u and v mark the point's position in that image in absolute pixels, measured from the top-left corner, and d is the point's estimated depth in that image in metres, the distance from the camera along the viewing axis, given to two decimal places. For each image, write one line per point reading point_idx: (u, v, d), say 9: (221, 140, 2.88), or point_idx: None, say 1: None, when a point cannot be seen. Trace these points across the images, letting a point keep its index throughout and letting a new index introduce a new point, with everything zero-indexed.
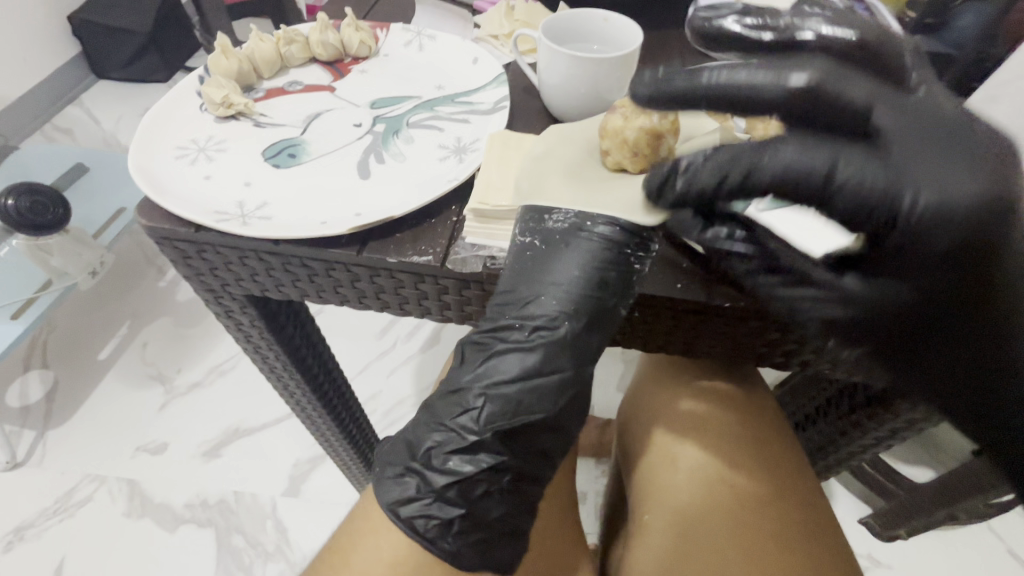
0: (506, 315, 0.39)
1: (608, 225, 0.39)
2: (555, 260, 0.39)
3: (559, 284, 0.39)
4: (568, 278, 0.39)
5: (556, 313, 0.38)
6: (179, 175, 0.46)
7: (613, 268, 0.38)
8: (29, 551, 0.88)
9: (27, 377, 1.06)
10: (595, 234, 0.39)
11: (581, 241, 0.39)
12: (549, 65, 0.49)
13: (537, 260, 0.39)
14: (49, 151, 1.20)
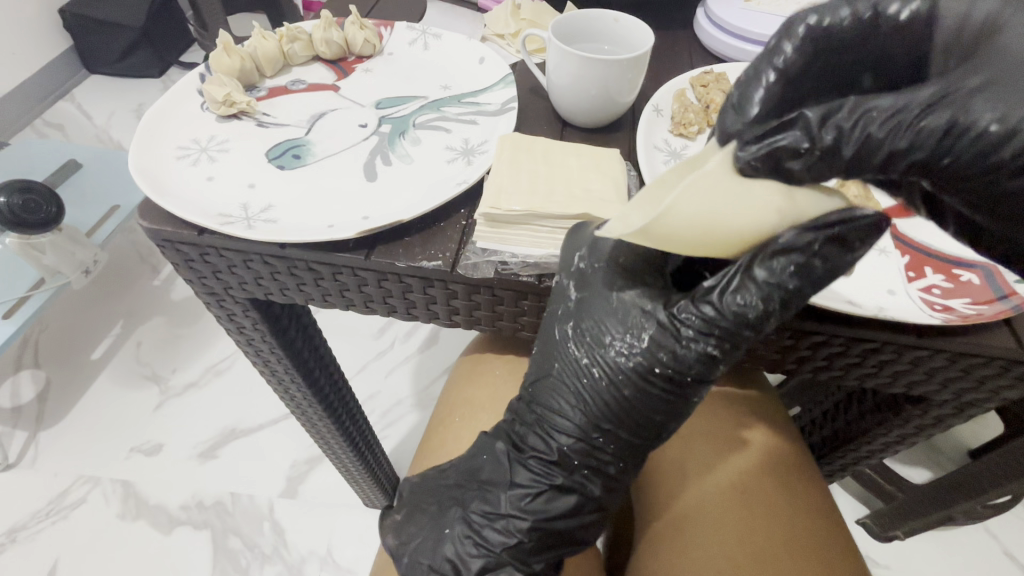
0: (541, 429, 0.39)
1: (662, 371, 0.34)
2: (605, 396, 0.36)
3: (595, 420, 0.37)
4: (606, 412, 0.36)
5: (582, 438, 0.37)
6: (181, 176, 0.45)
7: (656, 412, 0.36)
8: (21, 553, 0.86)
9: (18, 377, 1.04)
10: (645, 377, 0.35)
11: (631, 383, 0.35)
12: (559, 66, 0.48)
13: (589, 389, 0.36)
14: (41, 147, 1.18)
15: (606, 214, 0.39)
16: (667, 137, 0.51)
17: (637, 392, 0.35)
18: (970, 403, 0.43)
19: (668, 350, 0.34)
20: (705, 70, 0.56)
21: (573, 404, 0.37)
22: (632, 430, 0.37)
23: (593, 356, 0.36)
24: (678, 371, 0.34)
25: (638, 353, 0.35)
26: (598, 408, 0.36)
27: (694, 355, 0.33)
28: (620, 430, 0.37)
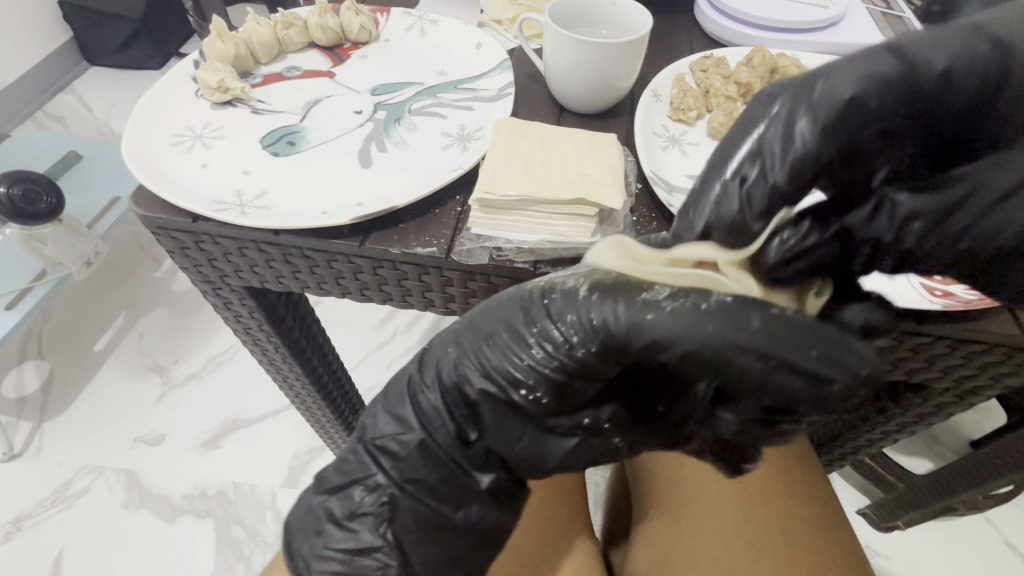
0: (437, 351, 0.38)
1: (560, 328, 0.32)
2: (499, 327, 0.34)
3: (482, 353, 0.35)
4: (496, 353, 0.34)
5: (463, 370, 0.36)
6: (175, 163, 0.44)
7: (541, 370, 0.33)
8: (28, 542, 0.87)
9: (22, 368, 1.05)
10: (544, 331, 0.33)
11: (529, 326, 0.33)
12: (556, 51, 0.47)
13: (487, 312, 0.36)
14: (41, 138, 1.18)
15: (601, 199, 0.38)
16: (666, 123, 0.50)
17: (517, 339, 0.34)
18: (970, 391, 0.43)
19: (577, 314, 0.32)
20: (706, 55, 0.56)
21: (464, 338, 0.36)
22: (499, 386, 0.34)
23: (511, 294, 0.36)
24: (557, 335, 0.32)
25: (541, 296, 0.34)
26: (482, 346, 0.35)
27: (573, 319, 0.32)
28: (492, 382, 0.35)
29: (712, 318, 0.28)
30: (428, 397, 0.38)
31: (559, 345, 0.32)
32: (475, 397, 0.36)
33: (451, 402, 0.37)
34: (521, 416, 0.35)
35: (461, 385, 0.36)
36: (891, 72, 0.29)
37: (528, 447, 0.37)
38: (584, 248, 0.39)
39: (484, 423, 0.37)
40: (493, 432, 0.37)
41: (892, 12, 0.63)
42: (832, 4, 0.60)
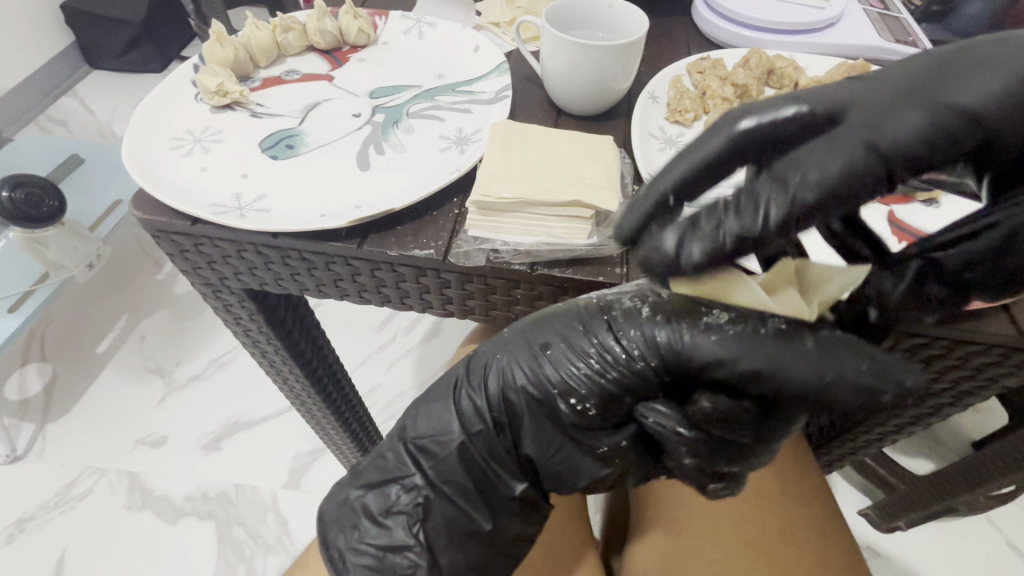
0: (486, 360, 0.39)
1: (617, 341, 0.34)
2: (554, 338, 0.36)
3: (534, 364, 0.36)
4: (548, 364, 0.36)
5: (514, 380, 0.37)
6: (174, 166, 0.45)
7: (591, 381, 0.34)
8: (30, 543, 0.88)
9: (25, 370, 1.05)
10: (601, 343, 0.34)
11: (586, 338, 0.35)
12: (553, 53, 0.47)
13: (540, 324, 0.37)
14: (43, 141, 1.18)
15: (597, 201, 0.38)
16: (663, 125, 0.51)
17: (577, 347, 0.35)
18: (967, 391, 0.43)
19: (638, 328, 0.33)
20: (703, 56, 0.56)
21: (513, 345, 0.38)
22: (553, 392, 0.35)
23: (567, 308, 0.37)
24: (619, 348, 0.34)
25: (601, 309, 0.35)
26: (538, 356, 0.36)
27: (635, 335, 0.33)
28: (546, 389, 0.36)
29: (772, 343, 0.29)
30: (470, 397, 0.39)
31: (618, 359, 0.34)
32: (523, 400, 0.37)
33: (486, 405, 0.38)
34: (557, 425, 0.37)
35: (513, 387, 0.37)
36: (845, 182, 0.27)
37: (556, 460, 0.38)
38: (580, 250, 0.39)
39: (516, 428, 0.38)
40: (528, 438, 0.38)
41: (889, 12, 0.63)
42: (829, 4, 0.60)
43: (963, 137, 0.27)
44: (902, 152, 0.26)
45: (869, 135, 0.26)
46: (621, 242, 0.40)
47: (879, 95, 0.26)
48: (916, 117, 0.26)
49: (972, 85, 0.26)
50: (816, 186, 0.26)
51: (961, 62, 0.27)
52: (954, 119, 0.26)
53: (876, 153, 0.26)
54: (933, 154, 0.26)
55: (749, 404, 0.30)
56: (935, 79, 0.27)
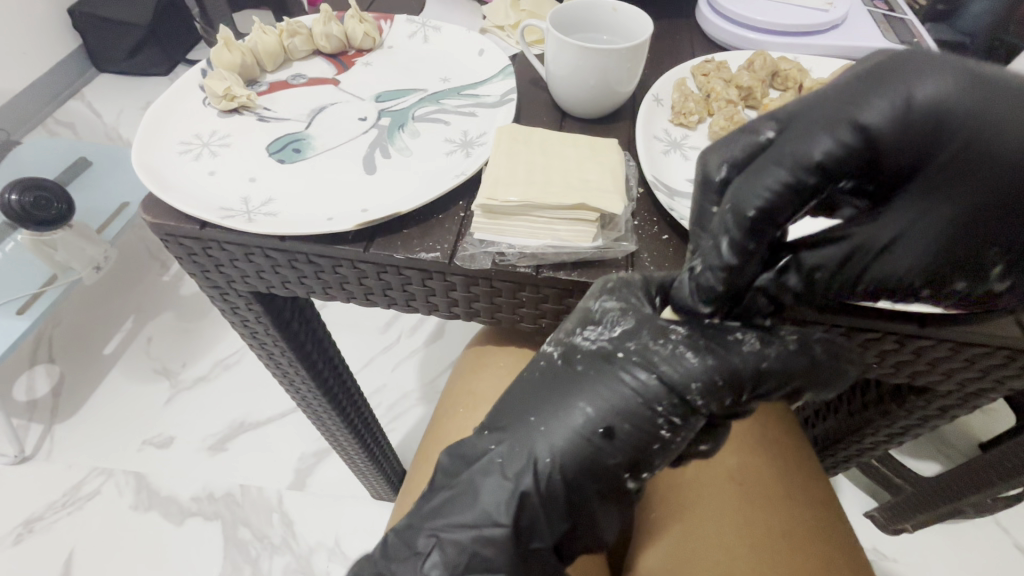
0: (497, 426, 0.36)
1: (643, 373, 0.34)
2: (572, 388, 0.35)
3: (562, 421, 0.34)
4: (580, 415, 0.34)
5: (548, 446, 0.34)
6: (184, 170, 0.45)
7: (630, 422, 0.33)
8: (38, 543, 0.88)
9: (33, 372, 1.06)
10: (627, 380, 0.34)
11: (609, 379, 0.34)
12: (558, 57, 0.48)
13: (550, 376, 0.36)
14: (52, 145, 1.19)
15: (603, 204, 0.38)
16: (667, 127, 0.51)
17: (641, 416, 0.33)
18: (975, 394, 0.43)
19: (667, 364, 0.33)
20: (707, 59, 0.56)
21: (559, 425, 0.34)
22: (623, 467, 0.34)
23: (595, 370, 0.35)
24: (687, 401, 0.33)
25: (640, 363, 0.34)
26: (563, 414, 0.34)
27: (702, 391, 0.33)
28: (607, 462, 0.33)
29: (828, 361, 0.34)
30: (534, 494, 0.34)
31: (685, 411, 0.33)
32: (583, 477, 0.34)
33: (552, 495, 0.34)
34: (621, 491, 0.35)
35: (580, 465, 0.34)
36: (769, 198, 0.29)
37: (615, 518, 0.37)
38: (585, 253, 0.40)
39: (581, 510, 0.36)
40: (597, 518, 0.36)
41: (894, 13, 0.63)
42: (833, 6, 0.60)
43: (860, 159, 0.27)
44: (811, 169, 0.28)
45: (783, 159, 0.28)
46: (625, 245, 0.40)
47: (805, 119, 0.28)
48: (825, 139, 0.27)
49: (884, 105, 0.26)
50: (755, 211, 0.29)
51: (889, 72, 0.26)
52: (859, 141, 0.27)
53: (796, 178, 0.28)
54: (831, 169, 0.28)
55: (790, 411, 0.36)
56: (847, 102, 0.27)
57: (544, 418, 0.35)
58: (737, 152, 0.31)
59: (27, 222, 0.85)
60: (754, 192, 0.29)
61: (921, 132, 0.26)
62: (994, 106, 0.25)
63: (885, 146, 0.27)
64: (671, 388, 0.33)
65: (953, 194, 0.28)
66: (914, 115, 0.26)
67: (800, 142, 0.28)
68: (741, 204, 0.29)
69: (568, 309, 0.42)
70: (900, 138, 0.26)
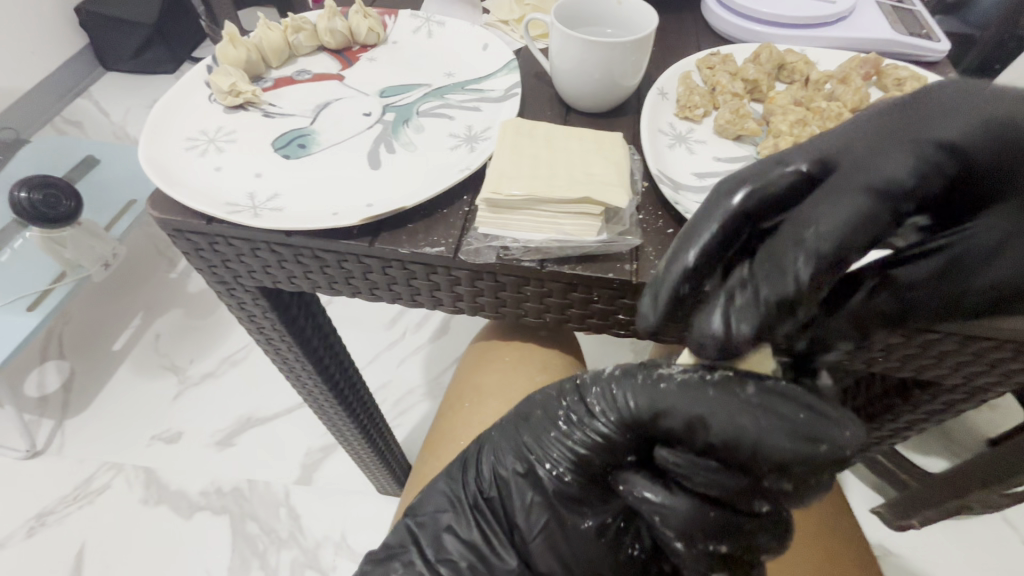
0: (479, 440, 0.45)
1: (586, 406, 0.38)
2: (532, 409, 0.42)
3: (517, 431, 0.42)
4: (525, 431, 0.41)
5: (501, 452, 0.42)
6: (190, 166, 0.45)
7: (557, 441, 0.39)
8: (51, 536, 0.90)
9: (43, 368, 1.08)
10: (568, 410, 0.39)
11: (556, 405, 0.40)
12: (562, 50, 0.47)
13: (524, 403, 0.43)
14: (59, 143, 1.20)
15: (607, 197, 0.38)
16: (672, 121, 0.51)
17: (560, 432, 0.39)
18: (981, 388, 0.44)
19: (600, 396, 0.37)
20: (713, 52, 0.55)
21: (508, 436, 0.42)
22: (540, 466, 0.39)
23: (553, 395, 0.41)
24: (588, 411, 0.38)
25: (578, 394, 0.39)
26: (521, 425, 0.42)
27: (601, 404, 0.37)
28: (539, 476, 0.39)
29: (746, 406, 0.31)
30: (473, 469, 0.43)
31: (586, 423, 0.38)
32: (521, 483, 0.40)
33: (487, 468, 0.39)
34: (548, 496, 0.40)
35: (514, 470, 0.41)
36: (868, 214, 0.29)
37: (545, 528, 0.40)
38: (590, 247, 0.39)
39: (507, 499, 0.41)
40: (520, 515, 0.40)
41: (902, 5, 0.62)
42: None
43: (938, 170, 0.31)
44: (898, 185, 0.30)
45: (868, 180, 0.30)
46: (630, 239, 0.40)
47: (878, 137, 0.31)
48: (904, 158, 0.30)
49: (951, 125, 0.31)
50: (832, 236, 0.29)
51: (927, 111, 0.32)
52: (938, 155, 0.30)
53: (879, 193, 0.30)
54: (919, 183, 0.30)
55: (720, 466, 0.32)
56: (912, 125, 0.31)
57: (506, 432, 0.42)
58: (764, 182, 0.31)
59: (57, 223, 0.87)
60: (842, 205, 0.30)
61: (967, 155, 0.31)
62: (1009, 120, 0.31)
63: (956, 155, 0.31)
64: (599, 423, 0.37)
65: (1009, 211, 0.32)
66: (975, 134, 0.31)
67: (881, 144, 0.31)
68: (824, 225, 0.30)
69: (573, 304, 0.43)
70: (964, 155, 0.31)
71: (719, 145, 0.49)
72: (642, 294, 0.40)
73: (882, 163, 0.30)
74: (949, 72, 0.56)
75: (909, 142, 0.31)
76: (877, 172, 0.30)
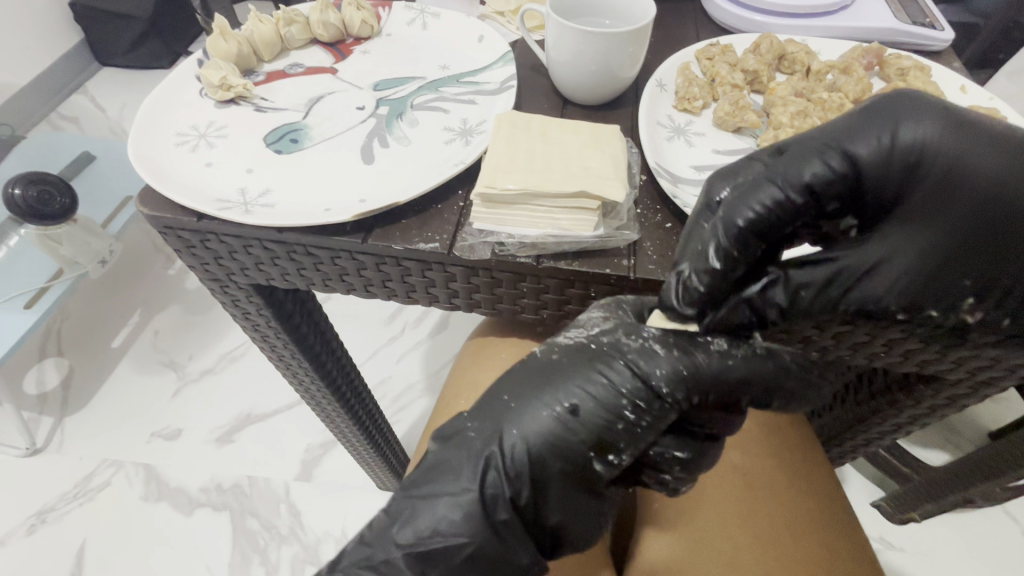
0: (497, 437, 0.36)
1: (630, 373, 0.36)
2: (565, 383, 0.36)
3: (556, 416, 0.36)
4: (569, 413, 0.35)
5: (538, 450, 0.35)
6: (181, 162, 0.45)
7: (618, 420, 0.35)
8: (51, 533, 0.90)
9: (42, 365, 1.07)
10: (612, 380, 0.36)
11: (595, 377, 0.36)
12: (558, 41, 0.47)
13: (536, 373, 0.37)
14: (54, 139, 1.19)
15: (603, 190, 0.38)
16: (671, 113, 0.50)
17: (610, 401, 0.35)
18: (984, 382, 0.43)
19: (653, 365, 0.36)
20: (712, 42, 0.54)
21: (545, 424, 0.35)
22: (587, 446, 0.35)
23: (582, 364, 0.37)
24: (646, 380, 0.36)
25: (617, 358, 0.36)
26: (564, 412, 0.35)
27: (661, 367, 0.36)
28: (592, 461, 0.36)
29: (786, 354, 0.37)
30: (500, 453, 0.36)
31: (645, 392, 0.36)
32: (569, 474, 0.35)
33: (518, 469, 0.35)
34: (586, 479, 0.36)
35: (566, 461, 0.35)
36: (779, 204, 0.34)
37: (575, 507, 0.37)
38: (586, 242, 0.39)
39: None
40: (553, 506, 0.36)
41: None
42: None
43: (846, 178, 0.34)
44: (799, 184, 0.34)
45: (775, 176, 0.35)
46: (627, 234, 0.39)
47: (804, 144, 0.35)
48: (818, 164, 0.34)
49: (871, 140, 0.34)
50: (743, 222, 0.34)
51: (869, 121, 0.35)
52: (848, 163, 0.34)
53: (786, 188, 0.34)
54: (823, 188, 0.34)
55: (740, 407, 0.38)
56: (847, 133, 0.35)
57: (534, 412, 0.36)
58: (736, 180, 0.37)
59: (50, 220, 0.87)
60: (756, 199, 0.34)
61: (895, 167, 0.34)
62: (975, 160, 0.34)
63: (868, 168, 0.34)
64: (654, 390, 0.36)
65: (938, 219, 0.35)
66: (901, 150, 0.34)
67: (808, 148, 0.35)
68: (734, 214, 0.34)
69: (570, 300, 0.42)
70: (873, 166, 0.34)
71: (718, 138, 0.49)
72: (639, 290, 0.39)
73: (795, 168, 0.35)
74: (953, 62, 0.55)
75: (831, 149, 0.35)
76: (787, 174, 0.35)
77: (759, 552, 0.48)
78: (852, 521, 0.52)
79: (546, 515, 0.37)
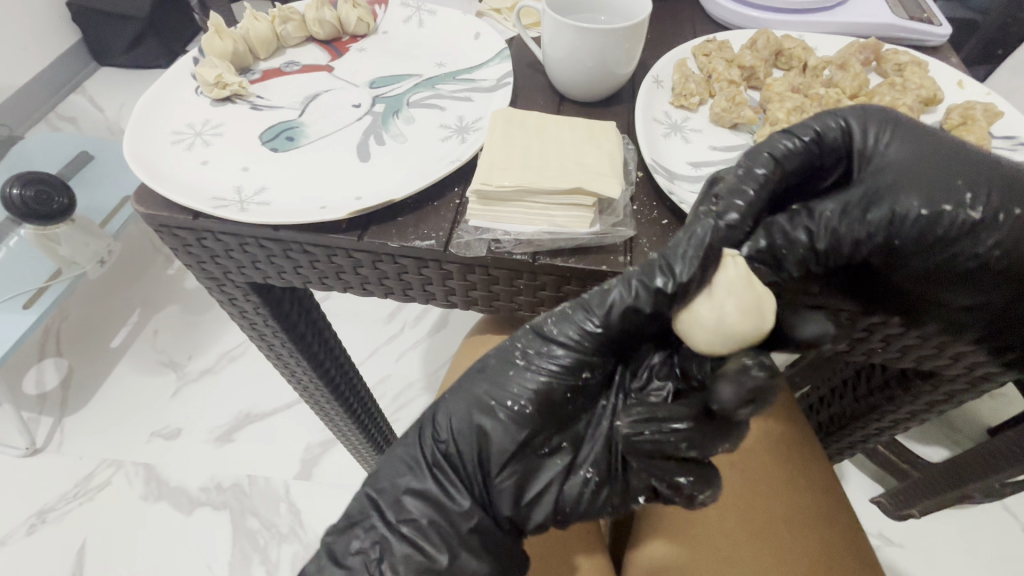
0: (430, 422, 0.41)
1: (548, 360, 0.37)
2: (494, 375, 0.39)
3: (481, 403, 0.39)
4: (491, 398, 0.39)
5: (459, 430, 0.40)
6: (177, 160, 0.45)
7: (531, 404, 0.37)
8: (52, 533, 0.90)
9: (42, 366, 1.07)
10: (531, 366, 0.38)
11: (517, 364, 0.38)
12: (553, 38, 0.46)
13: (478, 371, 0.40)
14: (52, 140, 1.19)
15: (599, 187, 0.38)
16: (667, 109, 0.50)
17: (526, 388, 0.38)
18: (981, 377, 0.43)
19: (565, 350, 0.37)
20: (709, 38, 0.54)
21: (469, 407, 0.39)
22: (514, 434, 0.38)
23: (507, 356, 0.39)
24: (556, 362, 0.37)
25: (539, 346, 0.38)
26: (482, 401, 0.39)
27: (572, 328, 0.37)
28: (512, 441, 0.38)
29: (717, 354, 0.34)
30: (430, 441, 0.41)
31: (557, 376, 0.37)
32: (495, 455, 0.39)
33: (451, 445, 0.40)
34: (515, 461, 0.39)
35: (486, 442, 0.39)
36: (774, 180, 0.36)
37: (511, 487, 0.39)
38: (582, 239, 0.39)
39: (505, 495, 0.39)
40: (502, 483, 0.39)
41: None
42: None
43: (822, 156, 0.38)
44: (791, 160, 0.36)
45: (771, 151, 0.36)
46: (623, 231, 0.40)
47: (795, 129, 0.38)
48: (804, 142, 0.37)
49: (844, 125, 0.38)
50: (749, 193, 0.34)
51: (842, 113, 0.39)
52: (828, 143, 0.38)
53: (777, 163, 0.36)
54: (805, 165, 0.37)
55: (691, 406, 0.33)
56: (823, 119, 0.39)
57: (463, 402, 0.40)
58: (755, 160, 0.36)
59: (48, 219, 0.86)
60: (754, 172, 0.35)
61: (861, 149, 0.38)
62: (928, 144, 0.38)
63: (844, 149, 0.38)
64: (564, 373, 0.37)
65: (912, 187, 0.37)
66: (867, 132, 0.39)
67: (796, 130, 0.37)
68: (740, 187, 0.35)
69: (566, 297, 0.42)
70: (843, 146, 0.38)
71: (715, 134, 0.48)
72: None
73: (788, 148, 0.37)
74: (951, 57, 0.55)
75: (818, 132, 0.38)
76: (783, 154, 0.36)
77: (755, 547, 0.48)
78: (852, 520, 0.52)
79: (496, 495, 0.40)
